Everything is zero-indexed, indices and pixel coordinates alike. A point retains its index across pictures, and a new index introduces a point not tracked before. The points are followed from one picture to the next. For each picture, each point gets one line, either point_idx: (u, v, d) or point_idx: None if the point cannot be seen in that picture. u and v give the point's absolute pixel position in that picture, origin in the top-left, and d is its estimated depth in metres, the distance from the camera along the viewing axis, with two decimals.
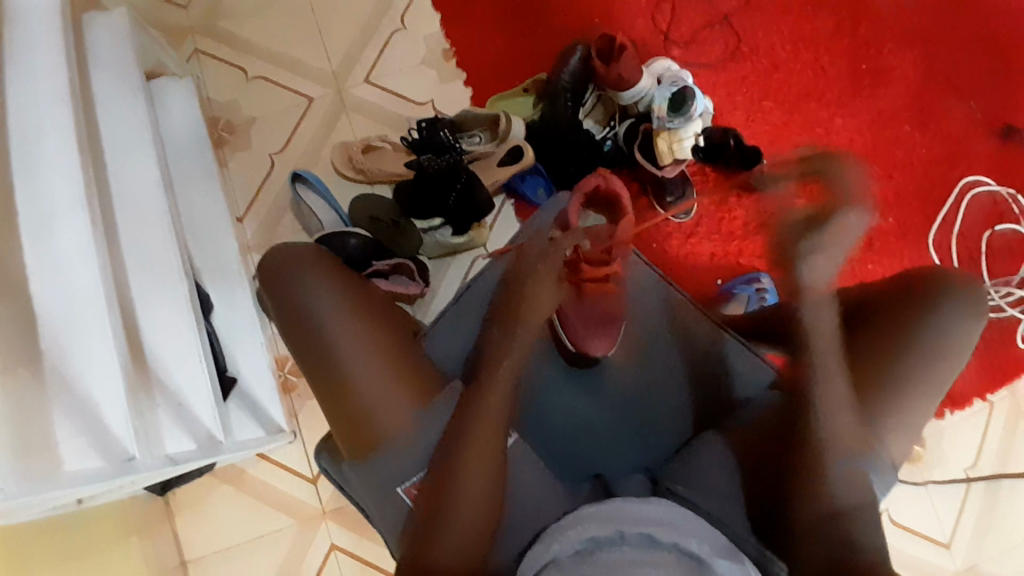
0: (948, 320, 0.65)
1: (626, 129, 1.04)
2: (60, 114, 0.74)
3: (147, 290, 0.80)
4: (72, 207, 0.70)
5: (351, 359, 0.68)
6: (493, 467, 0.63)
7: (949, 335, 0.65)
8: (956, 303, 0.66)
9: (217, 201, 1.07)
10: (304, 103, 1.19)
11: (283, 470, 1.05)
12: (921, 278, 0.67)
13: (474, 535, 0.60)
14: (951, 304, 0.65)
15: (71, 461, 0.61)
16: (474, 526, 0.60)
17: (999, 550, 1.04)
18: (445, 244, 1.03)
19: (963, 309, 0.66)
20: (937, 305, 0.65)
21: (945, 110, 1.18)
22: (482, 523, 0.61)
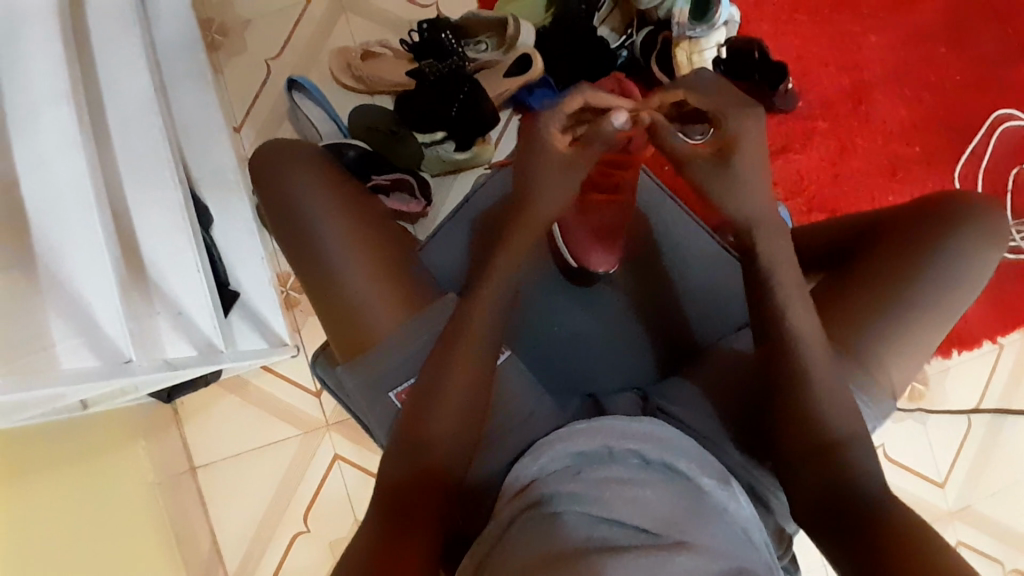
0: (967, 246, 0.63)
1: (644, 38, 0.96)
2: None
3: (141, 195, 0.78)
4: (54, 103, 0.66)
5: (345, 263, 0.68)
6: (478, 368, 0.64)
7: (966, 257, 0.63)
8: (975, 227, 0.64)
9: (212, 107, 1.03)
10: (300, 3, 1.11)
11: (287, 383, 1.07)
12: (940, 201, 0.66)
13: (458, 433, 0.62)
14: (972, 228, 0.64)
15: (67, 358, 0.60)
16: (459, 424, 0.62)
17: (991, 487, 1.05)
18: (447, 160, 0.98)
19: (981, 234, 0.64)
20: (957, 228, 0.64)
21: (991, 29, 1.08)
22: (466, 422, 0.62)
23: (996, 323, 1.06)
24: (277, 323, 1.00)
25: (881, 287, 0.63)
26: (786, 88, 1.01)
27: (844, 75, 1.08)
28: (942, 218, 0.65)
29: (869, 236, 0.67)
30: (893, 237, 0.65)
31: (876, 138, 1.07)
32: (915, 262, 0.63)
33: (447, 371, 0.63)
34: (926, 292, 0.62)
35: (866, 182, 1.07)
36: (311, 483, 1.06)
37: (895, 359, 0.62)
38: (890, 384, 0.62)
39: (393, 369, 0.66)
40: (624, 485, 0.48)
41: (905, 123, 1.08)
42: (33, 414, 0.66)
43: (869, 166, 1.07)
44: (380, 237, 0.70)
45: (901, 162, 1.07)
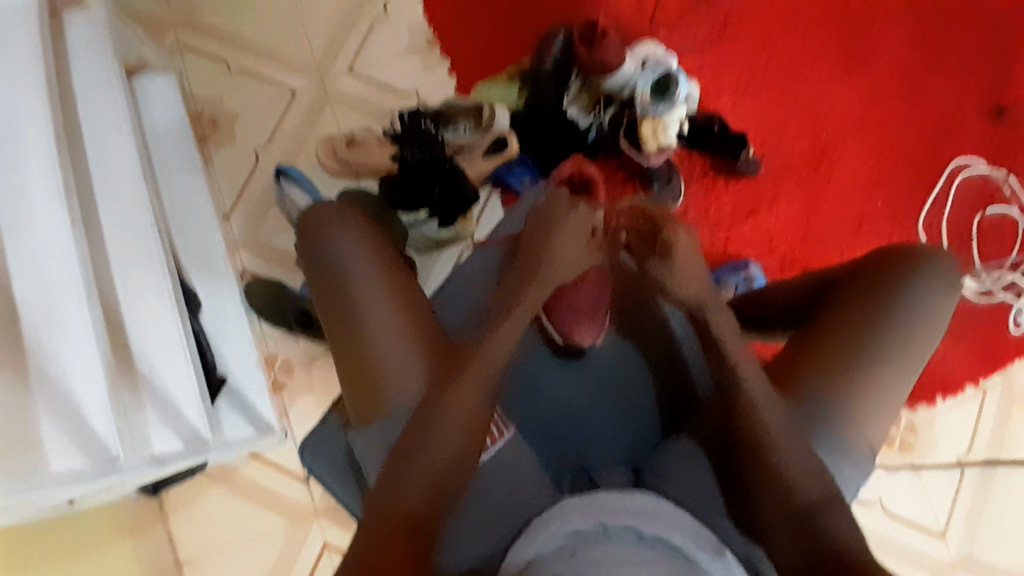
0: (919, 297, 0.66)
1: (611, 118, 1.02)
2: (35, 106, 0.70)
3: (132, 287, 0.79)
4: (46, 204, 0.67)
5: (377, 317, 0.68)
6: (468, 428, 0.64)
7: (920, 309, 0.66)
8: (925, 278, 0.67)
9: (202, 197, 1.06)
10: (287, 95, 1.17)
11: (275, 469, 1.05)
12: (890, 256, 0.68)
13: (439, 488, 0.61)
14: (925, 278, 0.66)
15: (56, 458, 0.62)
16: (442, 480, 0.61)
17: (994, 536, 1.04)
18: (431, 238, 1.02)
19: (935, 284, 0.67)
20: (912, 279, 0.66)
21: (939, 86, 1.16)
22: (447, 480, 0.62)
23: (975, 366, 1.09)
24: (264, 407, 0.97)
25: (842, 345, 0.64)
26: (749, 154, 1.09)
27: (803, 139, 1.15)
28: (891, 271, 0.67)
29: (831, 290, 0.70)
30: (848, 293, 0.67)
31: (839, 196, 1.13)
32: (877, 315, 0.65)
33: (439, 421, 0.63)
34: (891, 345, 0.64)
35: (834, 238, 1.12)
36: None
37: (870, 413, 0.63)
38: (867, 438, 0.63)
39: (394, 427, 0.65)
40: (630, 563, 0.49)
41: (866, 180, 1.14)
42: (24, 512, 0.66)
43: (835, 223, 1.12)
44: (408, 293, 0.71)
45: (867, 217, 1.13)
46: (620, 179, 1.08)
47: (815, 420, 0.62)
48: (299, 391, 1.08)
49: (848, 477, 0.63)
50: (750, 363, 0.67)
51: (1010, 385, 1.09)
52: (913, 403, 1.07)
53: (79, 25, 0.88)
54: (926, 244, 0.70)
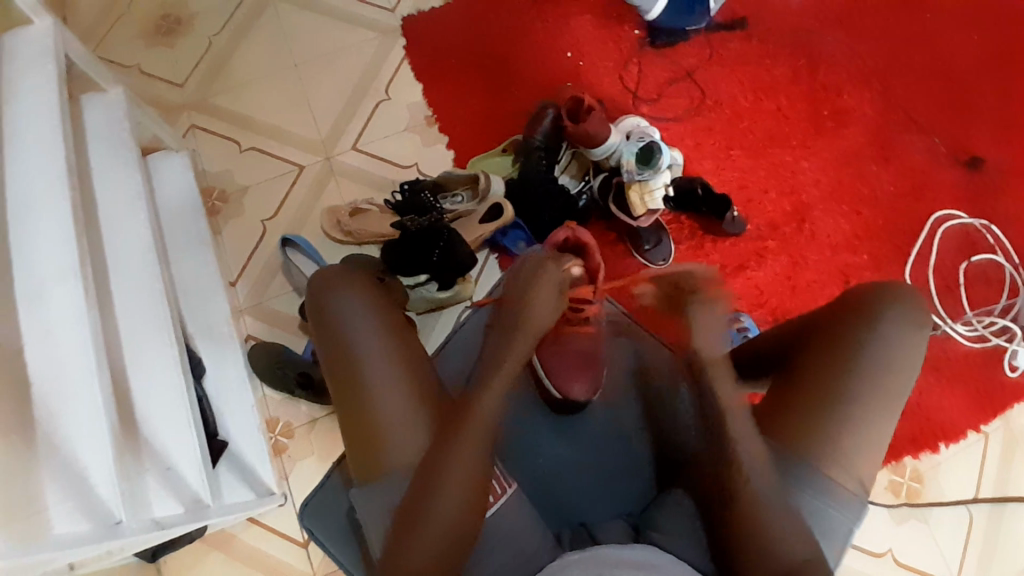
0: (889, 332, 0.68)
1: (600, 183, 1.09)
2: (55, 187, 0.74)
3: (137, 351, 0.82)
4: (59, 277, 0.71)
5: (381, 386, 0.69)
6: (466, 501, 0.65)
7: (892, 346, 0.68)
8: (894, 314, 0.69)
9: (209, 266, 1.10)
10: (293, 170, 1.24)
11: (274, 535, 1.04)
12: (857, 295, 0.71)
13: (437, 564, 0.63)
14: (894, 314, 0.69)
15: (60, 524, 0.62)
16: (443, 556, 0.63)
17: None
18: (431, 299, 1.05)
19: (901, 320, 0.69)
20: (876, 322, 0.68)
21: (910, 146, 1.23)
22: (448, 555, 0.64)
23: (974, 411, 1.09)
24: (265, 472, 0.99)
25: (818, 390, 0.67)
26: (733, 215, 1.13)
27: (783, 198, 1.21)
28: (862, 310, 0.69)
29: (799, 337, 0.71)
30: (820, 336, 0.69)
31: (824, 250, 1.18)
32: (848, 360, 0.67)
33: (438, 498, 0.64)
34: (863, 391, 0.66)
35: (823, 290, 1.16)
36: None
37: (852, 461, 0.65)
38: (852, 483, 0.65)
39: (393, 501, 0.66)
40: None
41: (848, 234, 1.19)
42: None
43: (822, 276, 1.17)
44: (411, 363, 0.71)
45: (852, 269, 1.17)
46: (612, 240, 1.13)
47: (795, 471, 0.64)
48: (299, 454, 1.07)
49: (837, 522, 0.65)
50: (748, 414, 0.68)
51: (1010, 428, 1.10)
52: (916, 451, 1.07)
53: (100, 115, 0.96)
54: (891, 281, 0.72)
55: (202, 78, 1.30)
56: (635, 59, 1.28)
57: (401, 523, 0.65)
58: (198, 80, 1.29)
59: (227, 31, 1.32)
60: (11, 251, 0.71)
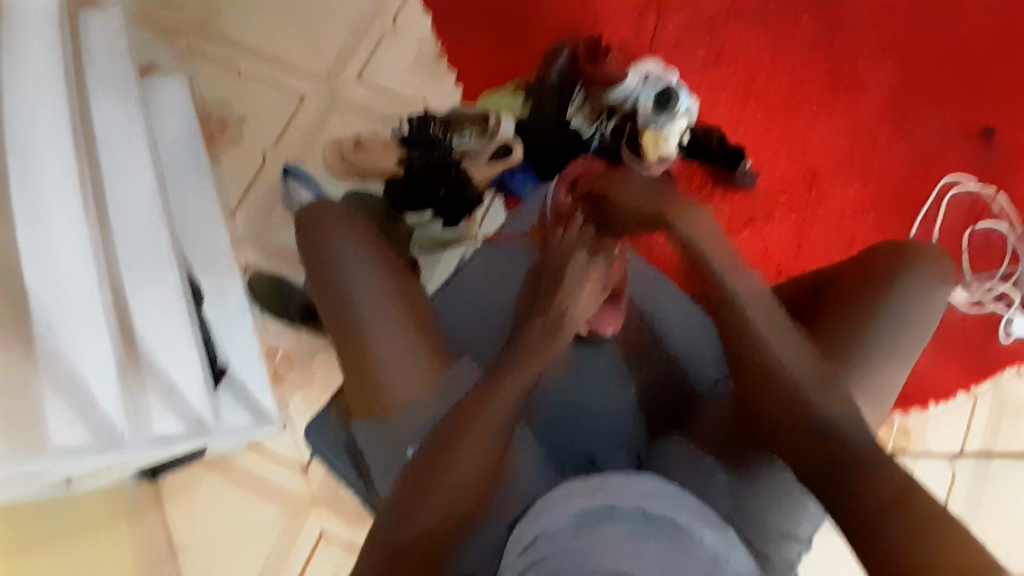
0: (914, 286, 0.69)
1: (614, 126, 1.02)
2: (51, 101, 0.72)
3: (138, 270, 0.79)
4: (56, 187, 0.69)
5: (373, 320, 0.69)
6: (491, 449, 0.62)
7: (915, 301, 0.68)
8: (920, 271, 0.70)
9: (208, 194, 1.08)
10: (296, 99, 1.20)
11: (273, 460, 1.06)
12: (883, 250, 0.72)
13: (458, 506, 0.61)
14: (919, 269, 0.70)
15: (58, 434, 0.62)
16: (463, 500, 0.61)
17: (991, 531, 1.08)
18: (436, 238, 1.04)
19: (928, 276, 0.70)
20: (897, 280, 0.69)
21: (927, 110, 1.20)
22: (457, 517, 0.61)
23: (965, 374, 1.11)
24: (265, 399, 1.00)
25: (843, 337, 0.67)
26: (745, 167, 1.13)
27: (797, 155, 1.19)
28: (888, 263, 0.71)
29: (820, 295, 0.72)
30: (846, 286, 0.71)
31: (831, 215, 1.17)
32: (870, 309, 0.68)
33: (453, 461, 0.61)
34: (882, 344, 0.67)
35: (827, 250, 1.16)
36: (296, 566, 1.02)
37: (866, 408, 0.65)
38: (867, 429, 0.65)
39: (404, 433, 0.66)
40: (625, 543, 0.51)
41: (858, 194, 1.18)
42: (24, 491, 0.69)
43: (828, 235, 1.16)
44: (403, 297, 0.71)
45: (858, 230, 1.17)
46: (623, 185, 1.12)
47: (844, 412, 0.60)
48: (299, 384, 1.08)
49: None
50: (783, 338, 0.65)
51: (999, 393, 1.12)
52: (905, 407, 1.10)
53: (96, 29, 0.91)
54: (916, 241, 0.73)
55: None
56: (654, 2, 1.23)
57: (409, 486, 0.61)
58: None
59: None
60: (10, 162, 0.68)
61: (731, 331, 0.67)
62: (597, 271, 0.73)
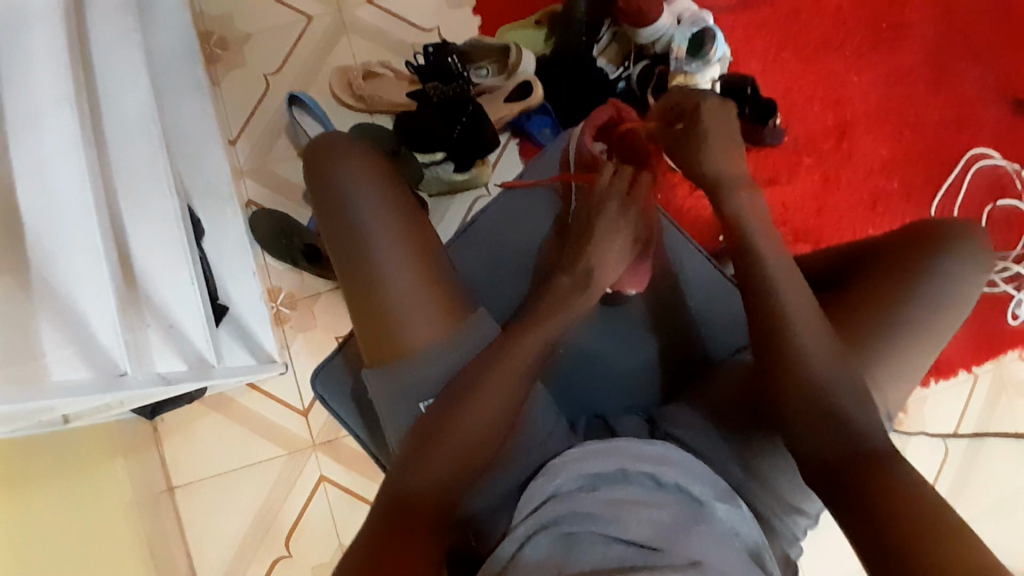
0: (955, 265, 0.67)
1: (641, 71, 0.98)
2: None
3: (137, 199, 0.76)
4: (49, 99, 0.66)
5: (389, 265, 0.66)
6: (508, 404, 0.63)
7: (954, 281, 0.66)
8: (962, 250, 0.67)
9: (208, 121, 1.03)
10: (301, 20, 1.12)
11: (273, 401, 1.06)
12: (926, 227, 0.69)
13: (475, 456, 0.61)
14: (961, 248, 0.67)
15: (57, 373, 0.59)
16: (479, 450, 0.62)
17: (978, 507, 1.10)
18: (446, 180, 0.99)
19: (969, 256, 0.67)
20: (939, 258, 0.67)
21: (968, 73, 1.14)
22: (472, 466, 0.61)
23: (972, 354, 1.11)
24: (268, 341, 0.99)
25: (875, 313, 0.65)
26: (775, 122, 1.05)
27: (827, 112, 1.13)
28: (930, 241, 0.68)
29: (856, 266, 0.71)
30: (883, 261, 0.68)
31: (858, 172, 1.12)
32: (907, 285, 0.66)
33: (468, 408, 0.62)
34: (917, 319, 0.65)
35: (849, 215, 1.11)
36: (295, 505, 1.05)
37: (888, 387, 0.64)
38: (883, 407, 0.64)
39: (414, 384, 0.65)
40: (640, 505, 0.52)
41: (885, 159, 1.13)
42: (20, 425, 0.68)
43: (851, 199, 1.12)
44: (420, 243, 0.69)
45: (881, 196, 1.12)
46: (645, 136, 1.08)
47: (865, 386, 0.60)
48: (301, 325, 1.07)
49: None
50: (811, 308, 0.63)
51: (1000, 372, 1.12)
52: None
53: None
54: (962, 219, 0.70)
55: None
56: None
57: (423, 433, 0.62)
58: None
59: None
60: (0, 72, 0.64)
61: (757, 302, 0.65)
62: (624, 231, 0.73)
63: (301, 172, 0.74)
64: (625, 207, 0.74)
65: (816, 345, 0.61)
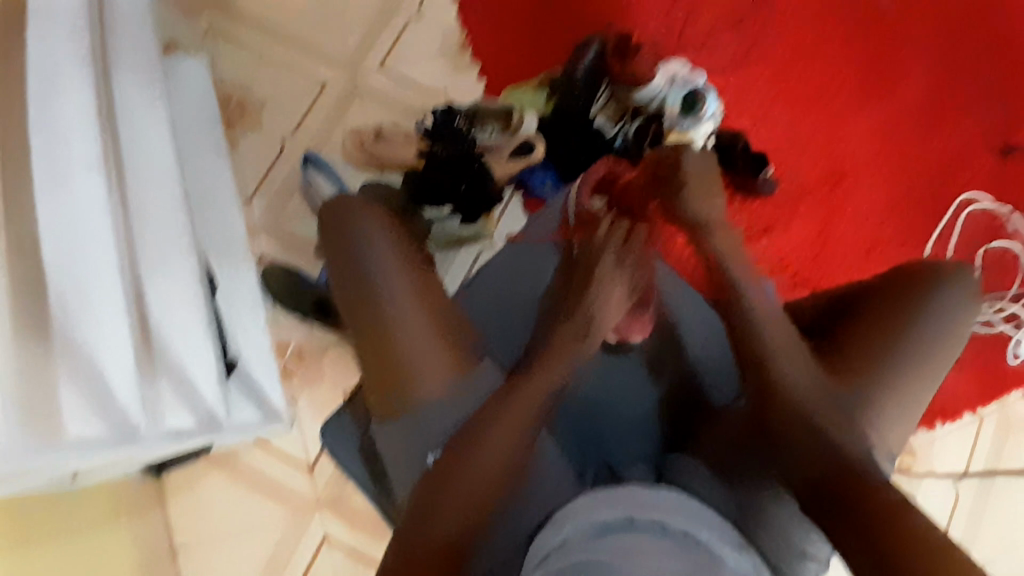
0: (945, 306, 0.68)
1: (638, 128, 1.02)
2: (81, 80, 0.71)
3: (156, 255, 0.78)
4: (76, 163, 0.68)
5: (397, 316, 0.69)
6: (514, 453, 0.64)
7: (946, 322, 0.68)
8: (953, 291, 0.69)
9: (226, 180, 1.08)
10: (317, 86, 1.19)
11: (279, 454, 1.06)
12: (916, 269, 0.71)
13: (484, 505, 0.62)
14: (951, 288, 0.69)
15: (73, 427, 0.62)
16: (491, 500, 0.63)
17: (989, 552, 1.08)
18: (452, 234, 1.04)
19: (959, 297, 0.69)
20: (929, 298, 0.69)
21: (953, 124, 1.19)
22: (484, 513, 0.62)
23: (975, 395, 1.11)
24: (274, 394, 0.97)
25: (871, 356, 0.67)
26: (767, 174, 1.11)
27: (818, 163, 1.18)
28: (920, 282, 0.70)
29: (851, 308, 0.72)
30: (876, 303, 0.70)
31: (851, 221, 1.16)
32: (900, 327, 0.68)
33: (476, 454, 0.63)
34: (914, 356, 0.67)
35: (845, 261, 1.14)
36: (300, 561, 1.04)
37: (889, 429, 0.65)
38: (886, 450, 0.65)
39: (422, 434, 0.66)
40: (649, 556, 0.52)
41: (878, 208, 1.16)
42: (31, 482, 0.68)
43: (846, 247, 1.15)
44: (427, 294, 0.71)
45: (877, 243, 1.15)
46: None
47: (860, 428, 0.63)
48: (309, 378, 1.08)
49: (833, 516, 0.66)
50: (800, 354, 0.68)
51: (1006, 414, 1.11)
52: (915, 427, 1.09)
53: None
54: (951, 260, 0.72)
55: None
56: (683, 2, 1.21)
57: (434, 482, 0.63)
58: None
59: None
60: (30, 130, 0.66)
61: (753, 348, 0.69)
62: (624, 277, 0.76)
63: (316, 229, 0.78)
64: (622, 259, 0.77)
65: (807, 385, 0.66)
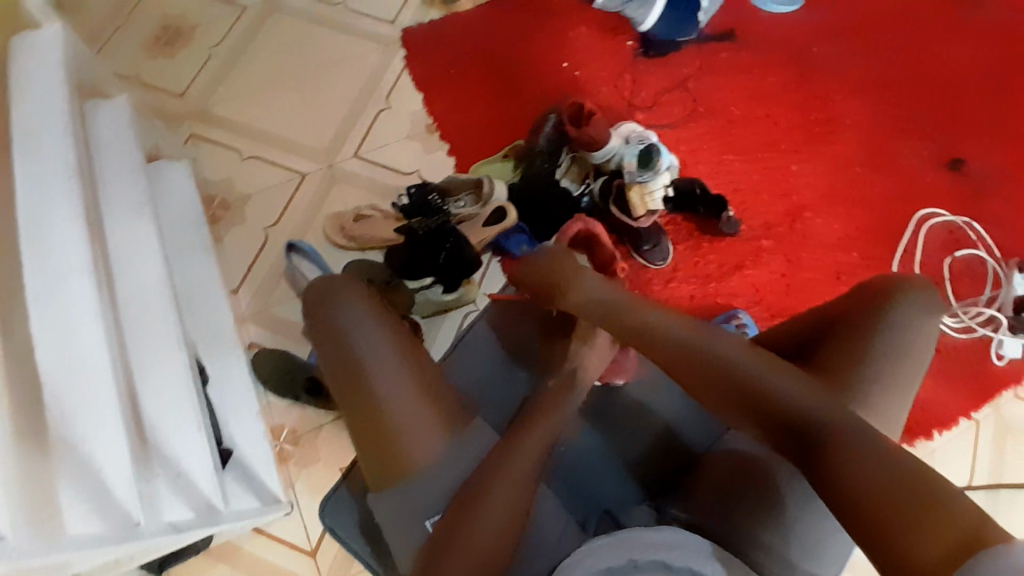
0: (907, 318, 0.71)
1: (601, 185, 1.11)
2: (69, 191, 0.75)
3: (148, 352, 0.80)
4: (72, 267, 0.68)
5: (386, 387, 0.70)
6: (512, 511, 0.64)
7: (911, 335, 0.71)
8: (913, 304, 0.72)
9: (213, 273, 1.11)
10: (296, 177, 1.25)
11: (279, 544, 1.03)
12: (875, 287, 0.74)
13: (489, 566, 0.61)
14: (910, 301, 0.72)
15: (73, 525, 0.61)
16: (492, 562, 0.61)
17: None
18: (437, 302, 1.06)
19: (920, 308, 0.72)
20: (891, 313, 0.71)
21: (896, 150, 1.27)
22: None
23: (965, 400, 1.12)
24: (273, 482, 0.98)
25: (843, 376, 0.69)
26: (728, 215, 1.18)
27: (777, 200, 1.24)
28: (882, 300, 0.73)
29: (819, 333, 0.75)
30: (841, 324, 0.73)
31: (818, 247, 1.21)
32: (867, 346, 0.70)
33: (477, 514, 0.62)
34: (883, 373, 0.69)
35: (819, 288, 1.19)
36: None
37: None
38: None
39: (420, 500, 0.66)
40: None
41: (840, 234, 1.22)
42: None
43: (817, 273, 1.20)
44: (414, 363, 0.73)
45: (845, 267, 1.20)
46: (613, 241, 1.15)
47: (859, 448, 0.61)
48: (306, 460, 1.07)
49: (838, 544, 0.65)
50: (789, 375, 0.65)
51: (1001, 416, 1.12)
52: (912, 439, 1.10)
53: (105, 120, 0.97)
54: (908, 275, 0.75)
55: (202, 88, 1.31)
56: (630, 70, 1.32)
57: (434, 546, 0.63)
58: (198, 90, 1.31)
59: (227, 44, 1.34)
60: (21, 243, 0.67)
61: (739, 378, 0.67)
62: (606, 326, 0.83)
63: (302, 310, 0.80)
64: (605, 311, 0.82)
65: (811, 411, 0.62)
